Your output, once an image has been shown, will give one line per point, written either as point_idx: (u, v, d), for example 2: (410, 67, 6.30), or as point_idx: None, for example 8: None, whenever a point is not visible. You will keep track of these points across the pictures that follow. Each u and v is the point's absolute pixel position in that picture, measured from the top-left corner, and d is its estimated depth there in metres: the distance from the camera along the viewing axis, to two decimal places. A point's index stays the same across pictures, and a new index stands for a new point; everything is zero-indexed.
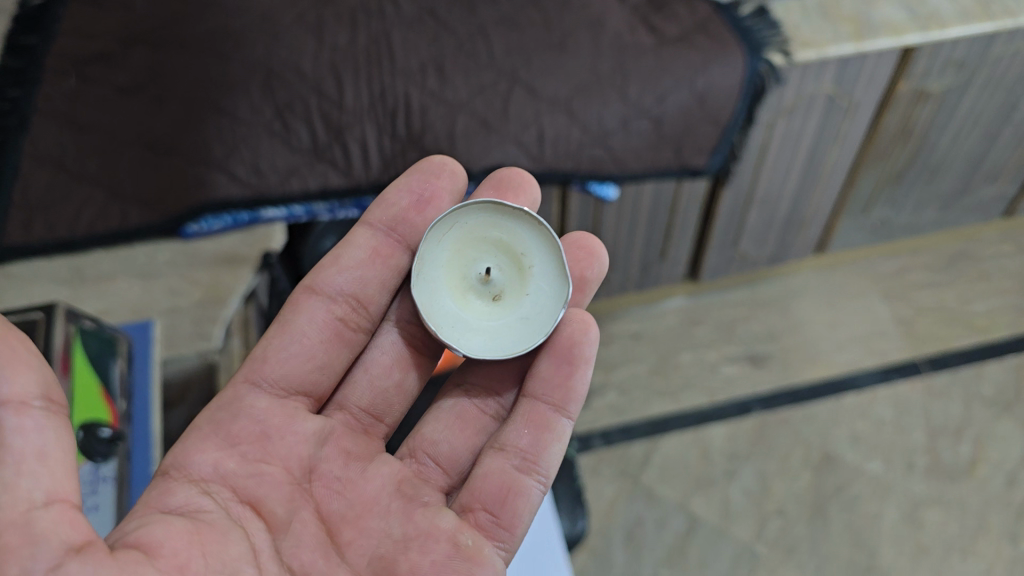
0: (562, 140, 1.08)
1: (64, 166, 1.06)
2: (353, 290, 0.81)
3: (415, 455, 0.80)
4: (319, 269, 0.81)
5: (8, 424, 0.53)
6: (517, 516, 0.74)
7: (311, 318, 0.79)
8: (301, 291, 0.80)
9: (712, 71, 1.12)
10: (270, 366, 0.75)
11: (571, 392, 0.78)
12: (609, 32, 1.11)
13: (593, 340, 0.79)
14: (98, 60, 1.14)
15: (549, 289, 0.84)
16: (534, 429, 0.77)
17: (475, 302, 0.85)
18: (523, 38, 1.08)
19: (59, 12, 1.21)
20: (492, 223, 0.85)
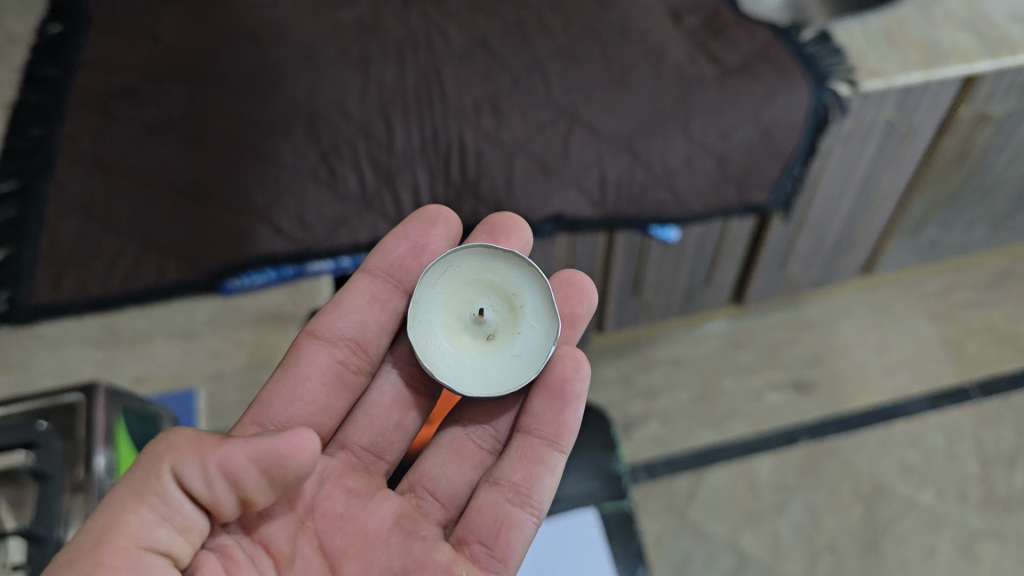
0: (625, 182, 1.01)
1: (94, 215, 0.99)
2: (353, 334, 0.78)
3: (414, 490, 0.75)
4: (321, 313, 0.78)
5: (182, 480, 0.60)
6: (512, 549, 0.69)
7: (314, 363, 0.76)
8: (302, 337, 0.78)
9: (777, 104, 1.07)
10: (277, 408, 0.73)
11: (564, 428, 0.73)
12: (670, 64, 1.04)
13: (585, 376, 0.75)
14: (125, 96, 1.07)
15: (541, 327, 0.79)
16: (527, 463, 0.72)
17: (469, 344, 0.80)
18: (581, 74, 1.01)
19: (80, 42, 1.14)
20: (484, 264, 0.81)
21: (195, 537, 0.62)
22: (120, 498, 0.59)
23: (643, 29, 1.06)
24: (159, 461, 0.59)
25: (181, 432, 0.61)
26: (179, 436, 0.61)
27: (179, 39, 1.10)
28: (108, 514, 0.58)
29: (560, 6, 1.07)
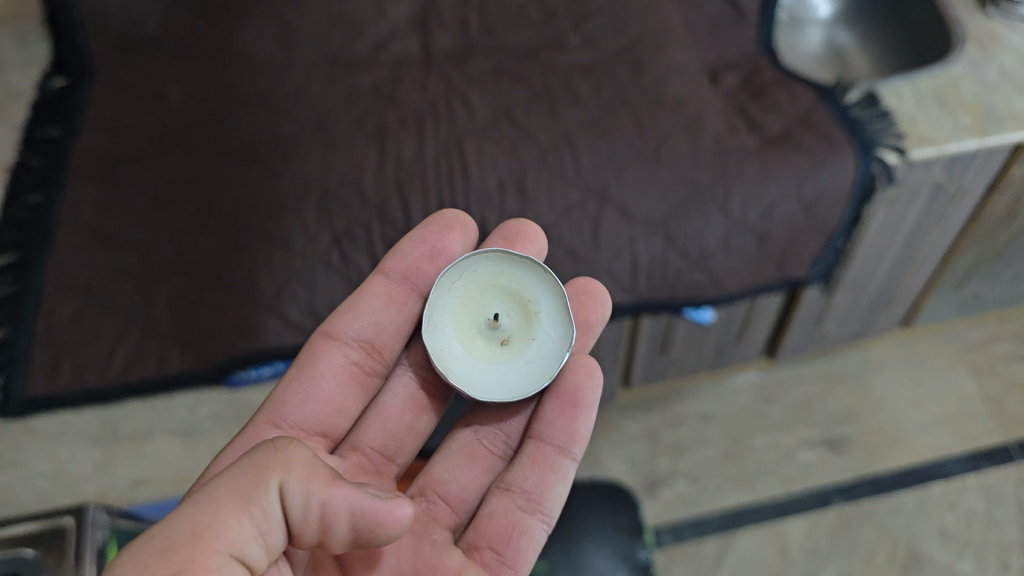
0: (658, 267, 0.94)
1: (95, 295, 0.94)
2: (370, 335, 0.75)
3: (425, 494, 0.73)
4: (337, 313, 0.75)
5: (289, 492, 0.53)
6: (523, 556, 0.67)
7: (329, 364, 0.73)
8: (316, 336, 0.75)
9: (823, 176, 1.00)
10: (292, 407, 0.70)
11: (576, 435, 0.71)
12: (708, 134, 0.97)
13: (598, 384, 0.72)
14: (129, 162, 1.02)
15: (557, 334, 0.75)
16: (538, 470, 0.70)
17: (483, 351, 0.76)
18: (613, 149, 0.94)
19: (83, 97, 1.08)
20: (499, 269, 0.77)
21: (273, 552, 0.55)
22: (221, 498, 0.52)
23: (680, 96, 0.99)
24: (271, 472, 0.53)
25: (301, 449, 0.55)
26: (298, 453, 0.55)
27: (184, 100, 1.04)
28: (207, 513, 0.51)
29: (590, 71, 1.00)
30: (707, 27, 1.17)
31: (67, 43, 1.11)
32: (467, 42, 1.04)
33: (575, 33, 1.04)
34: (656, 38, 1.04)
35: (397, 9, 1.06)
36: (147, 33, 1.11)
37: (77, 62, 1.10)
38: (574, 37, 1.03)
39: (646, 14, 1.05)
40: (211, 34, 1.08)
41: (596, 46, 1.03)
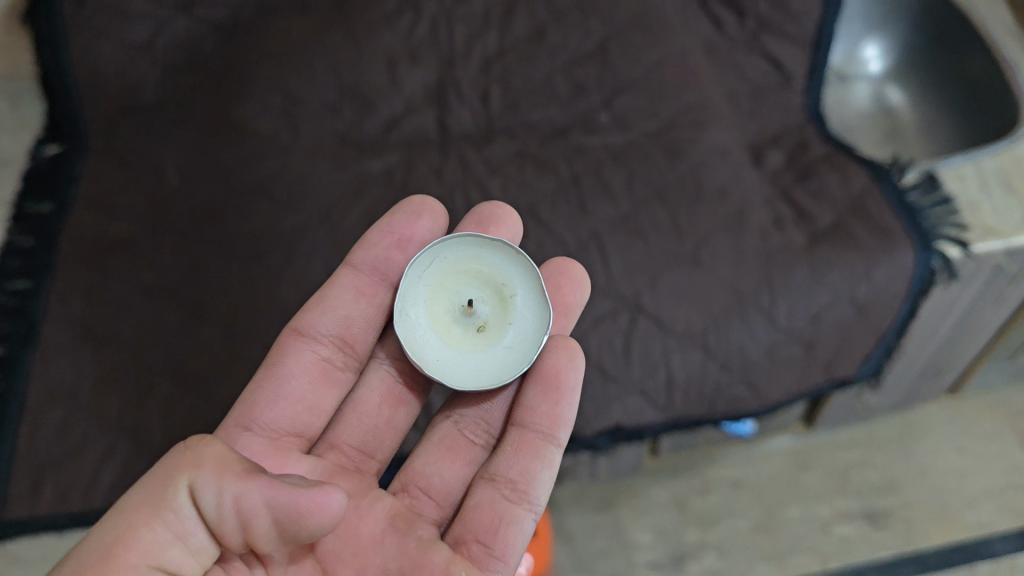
0: (695, 383, 0.86)
1: (81, 400, 0.86)
2: (341, 330, 0.72)
3: (407, 490, 0.68)
4: (305, 309, 0.72)
5: (201, 491, 0.51)
6: (512, 547, 0.61)
7: (299, 363, 0.69)
8: (285, 335, 0.71)
9: (876, 276, 0.91)
10: (264, 409, 0.66)
11: (560, 420, 0.67)
12: (751, 233, 0.89)
13: (579, 366, 0.68)
14: (123, 249, 0.94)
15: (534, 315, 0.72)
16: (523, 457, 0.65)
17: (459, 339, 0.73)
18: (647, 252, 0.86)
19: (76, 169, 1.00)
20: (472, 253, 0.74)
21: (207, 557, 0.54)
22: (132, 508, 0.50)
23: (722, 186, 0.91)
24: (178, 474, 0.50)
25: (216, 443, 0.52)
26: (212, 448, 0.52)
27: (181, 181, 0.96)
28: (116, 526, 0.50)
29: (623, 157, 0.91)
30: (749, 93, 1.06)
31: (60, 108, 1.03)
32: (488, 121, 0.96)
33: (606, 111, 0.95)
34: (695, 116, 0.94)
35: (413, 83, 0.98)
36: (145, 100, 1.04)
37: (71, 128, 1.03)
38: (605, 114, 0.95)
39: (685, 89, 0.96)
40: (209, 106, 1.00)
41: (629, 126, 0.94)
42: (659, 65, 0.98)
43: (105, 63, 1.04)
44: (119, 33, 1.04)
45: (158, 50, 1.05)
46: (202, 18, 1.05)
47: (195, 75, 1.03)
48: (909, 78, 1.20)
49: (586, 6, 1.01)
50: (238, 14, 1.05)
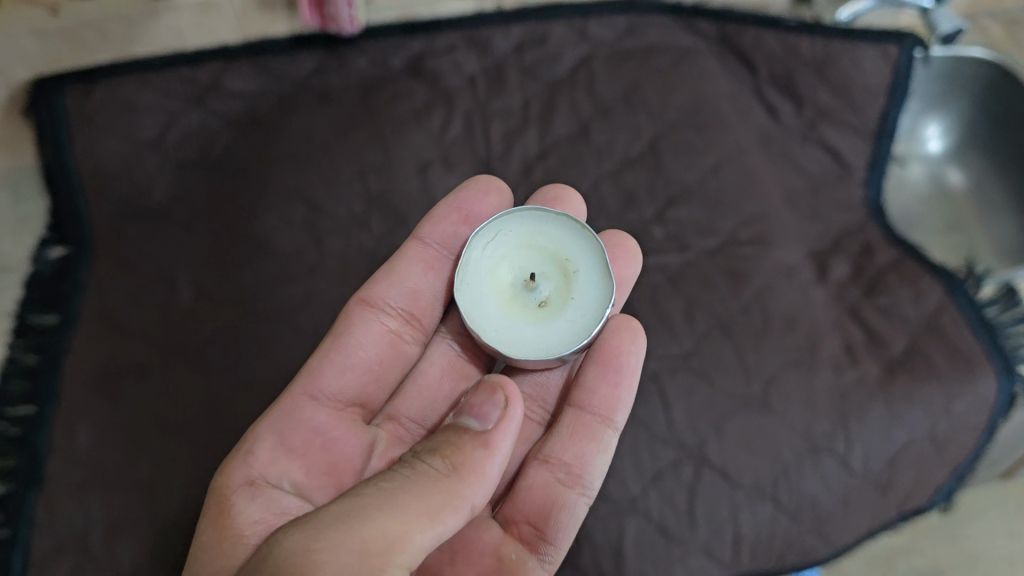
0: (764, 539, 0.77)
1: (91, 554, 0.77)
2: (406, 305, 0.70)
3: None
4: (373, 279, 0.71)
5: (466, 493, 0.49)
6: (563, 531, 0.61)
7: (365, 332, 0.68)
8: (352, 304, 0.70)
9: (957, 409, 0.83)
10: (330, 374, 0.65)
11: (618, 404, 0.64)
12: (824, 371, 0.81)
13: (639, 350, 0.66)
14: (132, 376, 0.85)
15: (600, 288, 0.64)
16: (580, 441, 0.63)
17: (520, 311, 0.65)
18: (710, 398, 0.79)
19: (80, 277, 0.90)
20: (536, 227, 0.68)
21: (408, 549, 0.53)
22: (408, 504, 0.47)
23: (788, 312, 0.83)
24: (449, 490, 0.49)
25: (445, 461, 0.50)
26: (461, 458, 0.50)
27: (197, 299, 0.88)
28: (395, 519, 0.46)
29: (682, 282, 0.84)
30: (808, 189, 0.96)
31: (64, 208, 0.93)
32: None
33: (660, 224, 0.87)
34: (756, 231, 0.87)
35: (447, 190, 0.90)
36: (154, 201, 0.94)
37: (74, 230, 0.93)
38: (659, 229, 0.87)
39: (744, 198, 0.89)
40: (225, 212, 0.92)
41: (686, 243, 0.86)
42: (716, 171, 0.90)
43: (112, 160, 0.95)
44: (128, 129, 0.95)
45: (169, 147, 0.96)
46: (218, 111, 0.96)
47: (209, 174, 0.94)
48: (982, 152, 1.09)
49: (633, 101, 0.93)
50: (257, 106, 0.96)
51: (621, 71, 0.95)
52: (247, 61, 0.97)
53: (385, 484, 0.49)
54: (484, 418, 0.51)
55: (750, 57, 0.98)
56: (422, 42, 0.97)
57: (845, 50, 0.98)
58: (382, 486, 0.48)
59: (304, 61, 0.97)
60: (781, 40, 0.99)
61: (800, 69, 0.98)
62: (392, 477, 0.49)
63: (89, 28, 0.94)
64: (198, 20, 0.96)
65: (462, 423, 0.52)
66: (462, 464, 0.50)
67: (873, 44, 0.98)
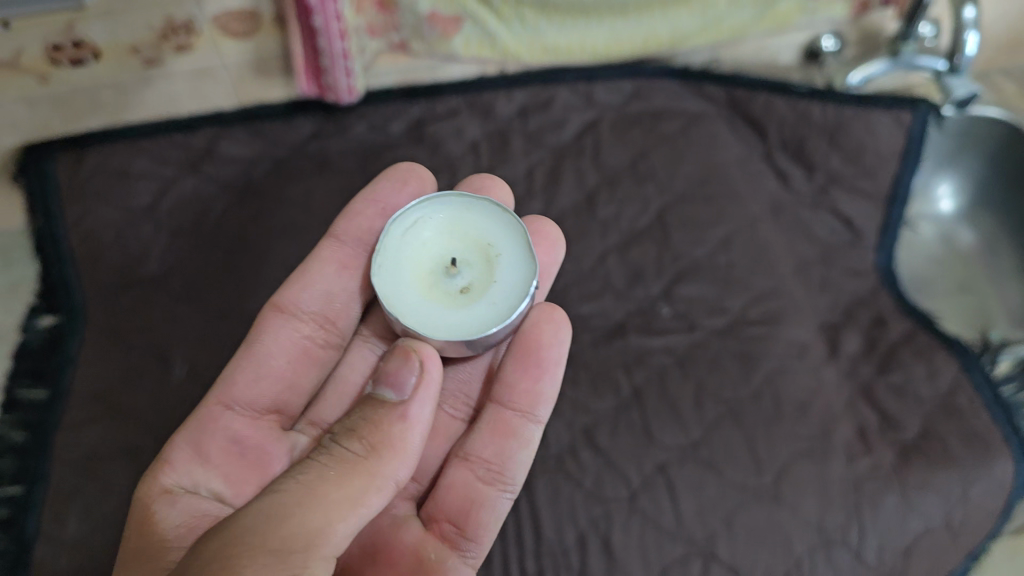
0: None
1: None
2: (322, 308, 0.71)
3: None
4: (288, 284, 0.71)
5: (383, 471, 0.49)
6: (484, 529, 0.62)
7: (280, 337, 0.69)
8: (267, 310, 0.70)
9: (972, 495, 0.77)
10: (247, 382, 0.66)
11: (540, 399, 0.65)
12: (838, 457, 0.78)
13: (564, 342, 0.65)
14: (122, 460, 0.81)
15: (525, 271, 0.60)
16: (497, 440, 0.64)
17: (443, 297, 0.60)
18: (721, 491, 0.75)
19: (72, 349, 0.88)
20: (456, 216, 0.64)
21: None
22: (331, 499, 0.47)
23: (800, 399, 0.80)
24: (368, 479, 0.48)
25: (361, 441, 0.50)
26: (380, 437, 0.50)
27: (191, 379, 0.85)
28: (318, 517, 0.45)
29: (690, 365, 0.81)
30: (819, 258, 0.92)
31: (54, 276, 0.91)
32: None
33: (667, 302, 0.85)
34: (766, 309, 0.85)
35: None
36: (148, 272, 0.91)
37: (65, 299, 0.90)
38: (667, 307, 0.85)
39: (754, 275, 0.87)
40: (222, 286, 0.89)
41: (695, 323, 0.84)
42: (726, 245, 0.89)
43: (104, 228, 0.93)
44: (120, 197, 0.94)
45: (163, 214, 0.94)
46: (212, 176, 0.95)
47: (204, 245, 0.92)
48: (997, 214, 1.06)
49: (640, 169, 0.93)
50: (253, 172, 0.95)
51: (630, 137, 0.95)
52: (242, 127, 0.96)
53: (304, 474, 0.48)
54: (400, 389, 0.51)
55: (760, 121, 0.98)
56: (423, 106, 0.97)
57: (859, 116, 0.96)
58: (298, 477, 0.48)
59: (302, 126, 0.97)
60: (792, 105, 0.98)
61: (812, 135, 0.96)
62: (307, 466, 0.49)
63: (80, 96, 0.92)
64: (194, 87, 0.94)
65: (377, 394, 0.52)
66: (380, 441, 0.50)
67: (886, 110, 0.96)
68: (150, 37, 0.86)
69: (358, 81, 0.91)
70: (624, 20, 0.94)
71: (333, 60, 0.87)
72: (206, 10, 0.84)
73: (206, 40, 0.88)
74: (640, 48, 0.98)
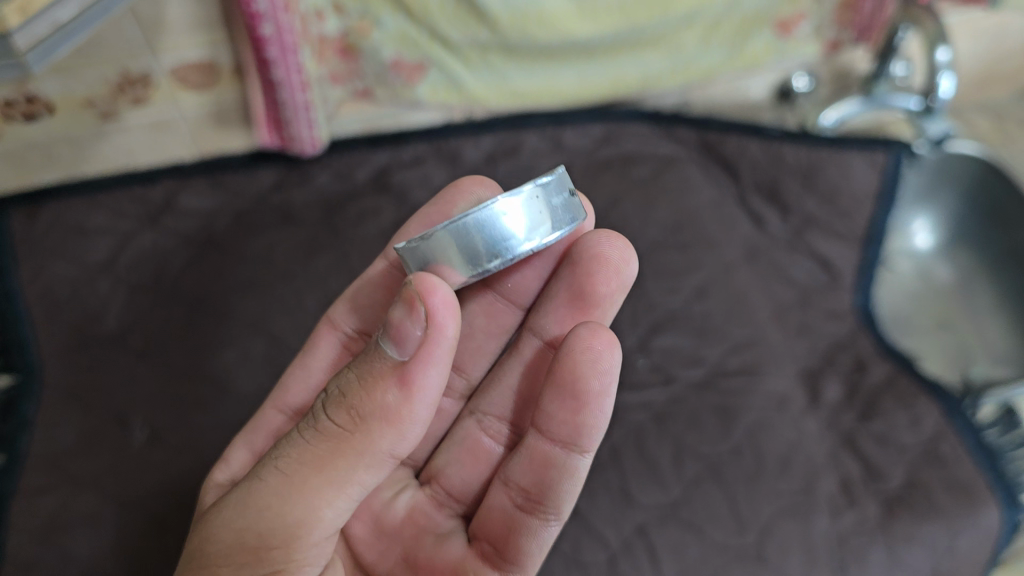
0: None
1: None
2: (367, 324, 0.68)
3: (431, 482, 0.66)
4: (341, 299, 0.69)
5: (379, 444, 0.44)
6: (525, 557, 0.56)
7: (330, 357, 0.68)
8: (321, 326, 0.70)
9: (960, 545, 0.74)
10: (296, 393, 0.66)
11: (582, 431, 0.55)
12: (824, 514, 0.74)
13: (608, 371, 0.54)
14: (80, 531, 0.74)
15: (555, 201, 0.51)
16: (536, 470, 0.57)
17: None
18: (704, 553, 0.72)
19: (28, 411, 0.81)
20: None
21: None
22: (309, 488, 0.44)
23: (782, 453, 0.78)
24: (355, 459, 0.44)
25: (342, 415, 0.44)
26: (372, 408, 0.44)
27: (152, 444, 0.79)
28: (296, 511, 0.44)
29: (669, 422, 0.79)
30: (796, 301, 0.90)
31: (8, 335, 0.86)
32: None
33: (643, 353, 0.84)
34: (745, 360, 0.83)
35: None
36: (107, 330, 0.87)
37: (20, 358, 0.84)
38: (643, 359, 0.84)
39: (731, 323, 0.86)
40: (185, 344, 0.86)
41: (671, 375, 0.83)
42: (701, 294, 0.87)
43: (61, 285, 0.89)
44: (78, 252, 0.91)
45: (120, 270, 0.90)
46: (171, 230, 0.93)
47: (166, 301, 0.88)
48: (975, 251, 1.04)
49: (612, 219, 0.91)
50: (214, 225, 0.93)
51: (601, 183, 0.94)
52: (202, 178, 0.94)
53: (285, 458, 0.45)
54: (402, 346, 0.43)
55: (733, 162, 0.97)
56: (388, 153, 0.96)
57: (832, 158, 0.96)
58: (285, 453, 0.45)
59: (264, 177, 0.95)
60: (765, 148, 0.97)
61: (786, 177, 0.96)
62: (295, 442, 0.45)
63: (33, 152, 0.89)
64: (151, 139, 0.92)
65: (381, 343, 0.44)
66: (373, 409, 0.43)
67: (859, 151, 0.96)
68: (105, 91, 0.84)
69: (321, 131, 0.89)
70: (592, 64, 0.92)
71: (294, 112, 0.85)
72: (163, 62, 0.82)
73: (163, 93, 0.86)
74: (610, 92, 0.96)
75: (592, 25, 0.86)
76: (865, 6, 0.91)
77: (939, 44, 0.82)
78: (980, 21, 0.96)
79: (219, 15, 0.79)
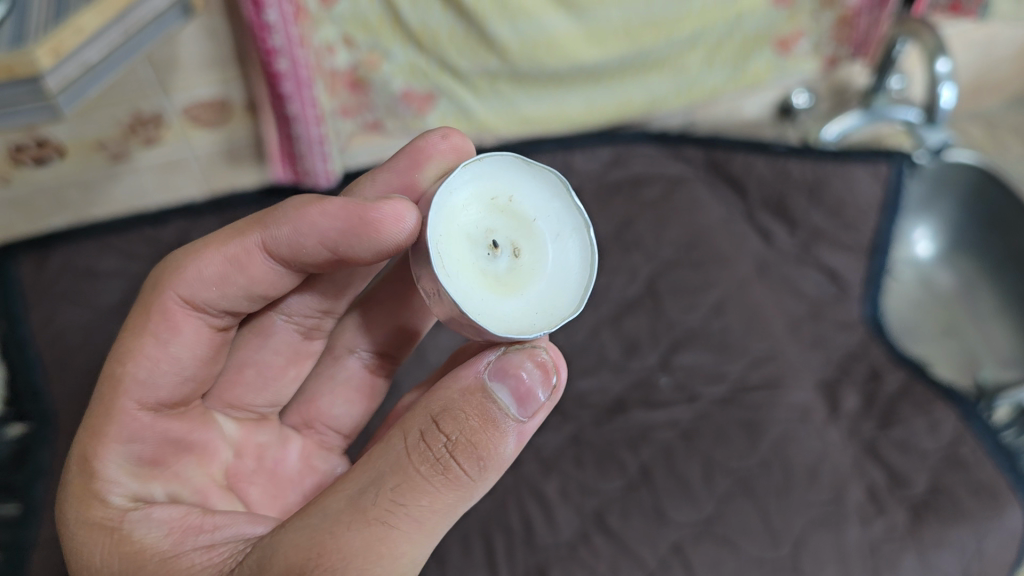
0: None
1: None
2: (230, 304, 0.56)
3: (313, 426, 0.66)
4: (194, 273, 0.53)
5: (483, 488, 0.45)
6: None
7: (194, 344, 0.55)
8: (168, 301, 0.53)
9: (987, 546, 0.75)
10: (169, 382, 0.54)
11: None
12: (854, 522, 0.75)
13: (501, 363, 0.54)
14: None
15: (554, 202, 0.49)
16: None
17: (502, 283, 0.46)
18: (738, 568, 0.73)
19: (44, 459, 0.81)
20: (447, 203, 0.45)
21: None
22: (432, 527, 0.44)
23: (810, 464, 0.78)
24: (468, 499, 0.45)
25: (472, 464, 0.44)
26: (495, 458, 0.44)
27: None
28: (420, 549, 0.44)
29: (696, 439, 0.80)
30: (808, 313, 0.91)
31: (20, 383, 0.85)
32: None
33: (666, 372, 0.85)
34: (767, 373, 0.84)
35: (437, 348, 0.87)
36: None
37: (34, 408, 0.84)
38: (666, 377, 0.85)
39: (751, 338, 0.87)
40: None
41: (695, 393, 0.83)
42: (718, 311, 0.88)
43: (72, 331, 0.88)
44: (89, 297, 0.90)
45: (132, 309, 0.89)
46: None
47: None
48: (974, 256, 1.05)
49: (626, 238, 0.93)
50: None
51: (613, 205, 0.95)
52: (213, 217, 0.94)
53: (407, 502, 0.43)
54: (526, 406, 0.44)
55: (739, 179, 0.99)
56: None
57: (837, 171, 0.97)
58: (406, 499, 0.43)
59: None
60: (770, 163, 0.99)
61: (793, 191, 0.98)
62: (411, 486, 0.43)
63: (42, 196, 0.89)
64: (161, 178, 0.93)
65: (495, 394, 0.44)
66: (496, 461, 0.44)
67: (863, 164, 0.98)
68: (117, 132, 0.84)
69: (335, 165, 0.89)
70: (597, 88, 0.93)
71: (308, 147, 0.85)
72: (175, 102, 0.82)
73: (175, 131, 0.87)
74: (616, 116, 0.97)
75: (600, 50, 0.87)
76: (861, 22, 0.93)
77: (938, 56, 0.84)
78: (972, 32, 0.98)
79: (233, 53, 0.80)
